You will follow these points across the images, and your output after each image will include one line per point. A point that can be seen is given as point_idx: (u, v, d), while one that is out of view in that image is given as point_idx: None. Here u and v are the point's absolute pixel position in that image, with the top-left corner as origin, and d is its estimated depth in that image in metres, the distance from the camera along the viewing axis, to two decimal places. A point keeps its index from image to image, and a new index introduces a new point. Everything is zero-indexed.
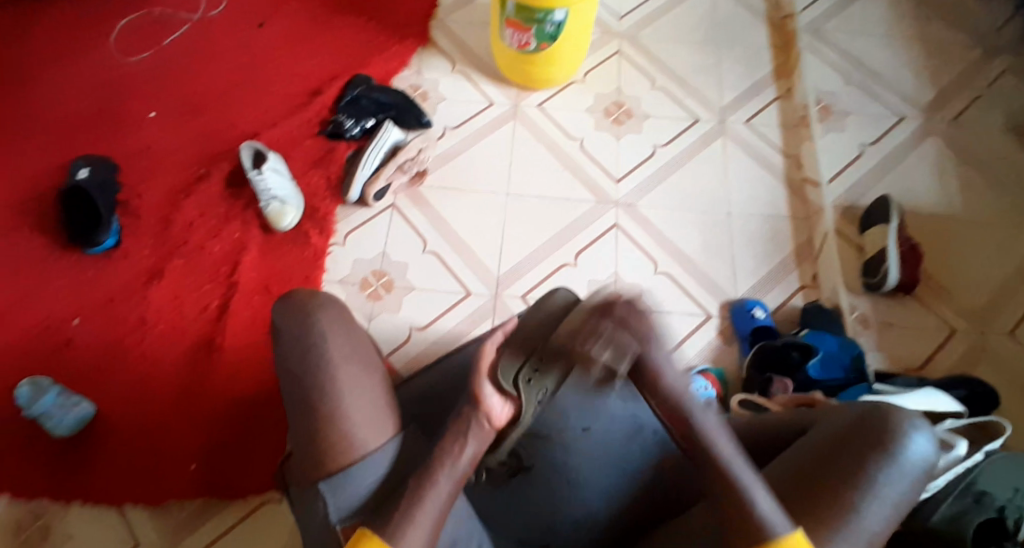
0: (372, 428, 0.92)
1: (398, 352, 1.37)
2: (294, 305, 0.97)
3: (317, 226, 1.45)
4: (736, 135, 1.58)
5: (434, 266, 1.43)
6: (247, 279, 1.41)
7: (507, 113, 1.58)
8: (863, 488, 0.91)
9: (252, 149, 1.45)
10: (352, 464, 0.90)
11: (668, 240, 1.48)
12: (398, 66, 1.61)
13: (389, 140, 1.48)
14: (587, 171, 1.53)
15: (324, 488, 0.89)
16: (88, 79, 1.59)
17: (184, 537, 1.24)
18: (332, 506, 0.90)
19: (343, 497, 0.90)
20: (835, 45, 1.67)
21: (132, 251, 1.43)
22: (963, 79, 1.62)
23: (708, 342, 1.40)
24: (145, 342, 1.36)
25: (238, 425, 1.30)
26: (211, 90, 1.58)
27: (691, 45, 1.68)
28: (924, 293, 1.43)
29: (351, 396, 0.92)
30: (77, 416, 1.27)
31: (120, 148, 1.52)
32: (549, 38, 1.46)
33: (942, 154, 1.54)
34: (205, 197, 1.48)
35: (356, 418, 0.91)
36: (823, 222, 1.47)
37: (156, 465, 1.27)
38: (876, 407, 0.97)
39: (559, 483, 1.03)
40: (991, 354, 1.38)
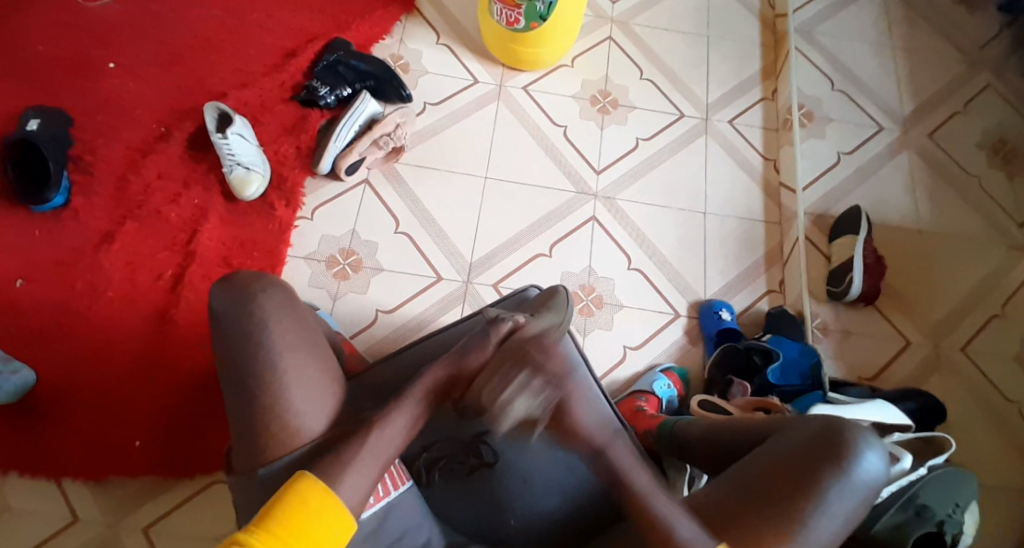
0: (313, 416, 0.94)
1: (363, 334, 1.34)
2: (237, 289, 0.93)
3: (284, 198, 1.39)
4: (719, 134, 1.56)
5: (404, 247, 1.39)
6: (207, 249, 1.34)
7: (491, 93, 1.52)
8: (815, 503, 0.92)
9: (216, 111, 1.36)
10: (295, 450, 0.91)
11: (644, 237, 1.47)
12: (380, 34, 1.54)
13: (365, 111, 1.41)
14: (569, 160, 1.50)
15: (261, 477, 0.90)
16: (40, 17, 1.47)
17: (124, 516, 1.21)
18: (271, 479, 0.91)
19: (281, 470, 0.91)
20: (824, 48, 1.66)
21: (82, 211, 1.35)
22: (943, 95, 1.63)
23: (674, 341, 1.41)
24: (94, 309, 1.29)
25: (190, 401, 1.26)
26: (177, 41, 1.48)
27: (683, 35, 1.65)
28: (884, 305, 1.46)
29: (296, 390, 0.92)
30: (16, 384, 1.19)
31: (74, 97, 1.42)
32: (539, 17, 1.41)
33: (916, 169, 1.56)
34: (165, 157, 1.39)
35: (300, 410, 0.92)
36: (796, 227, 1.49)
37: (101, 439, 1.23)
38: (831, 423, 0.98)
39: (521, 478, 1.07)
40: (943, 368, 1.41)
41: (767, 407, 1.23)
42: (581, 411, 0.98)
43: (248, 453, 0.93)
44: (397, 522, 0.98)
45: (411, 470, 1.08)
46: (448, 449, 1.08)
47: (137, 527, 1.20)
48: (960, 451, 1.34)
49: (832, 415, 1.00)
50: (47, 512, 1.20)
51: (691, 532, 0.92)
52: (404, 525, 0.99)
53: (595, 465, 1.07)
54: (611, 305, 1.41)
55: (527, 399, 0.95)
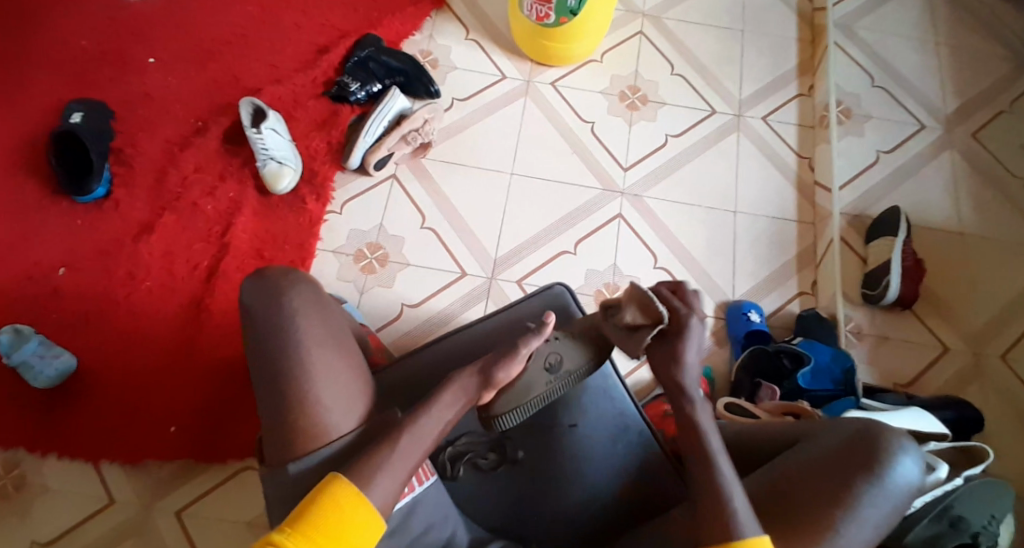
0: (342, 411, 0.94)
1: (388, 328, 1.35)
2: (266, 285, 0.96)
3: (314, 192, 1.42)
4: (753, 131, 1.53)
5: (430, 242, 1.41)
6: (239, 241, 1.38)
7: (520, 88, 1.52)
8: (847, 509, 0.90)
9: (251, 106, 1.39)
10: (324, 445, 0.92)
11: (671, 235, 1.45)
12: (411, 30, 1.55)
13: (394, 108, 1.42)
14: (596, 157, 1.49)
15: (291, 473, 0.91)
16: (87, 16, 1.53)
17: (158, 499, 1.25)
18: (299, 466, 0.92)
19: (307, 459, 0.92)
20: (864, 44, 1.61)
21: (123, 202, 1.40)
22: (990, 92, 1.57)
23: (700, 342, 1.39)
24: (131, 298, 1.34)
25: (221, 390, 1.30)
26: (214, 38, 1.52)
27: (717, 30, 1.62)
28: (922, 310, 1.41)
29: (322, 383, 0.93)
30: (57, 368, 1.25)
31: (117, 93, 1.47)
32: (570, 12, 1.41)
33: (959, 169, 1.50)
34: (202, 151, 1.43)
35: (327, 404, 0.93)
36: (831, 228, 1.44)
37: (136, 422, 1.27)
38: (866, 427, 0.95)
39: (546, 477, 1.06)
40: (982, 376, 1.36)
41: (795, 412, 1.19)
42: (686, 350, 0.96)
43: (270, 443, 0.95)
44: (421, 516, 0.97)
45: (436, 463, 1.07)
46: (472, 443, 1.08)
47: (170, 509, 1.24)
48: (998, 463, 1.29)
49: (868, 420, 0.97)
50: (84, 494, 1.25)
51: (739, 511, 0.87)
52: (426, 520, 0.98)
53: (622, 468, 1.06)
54: None
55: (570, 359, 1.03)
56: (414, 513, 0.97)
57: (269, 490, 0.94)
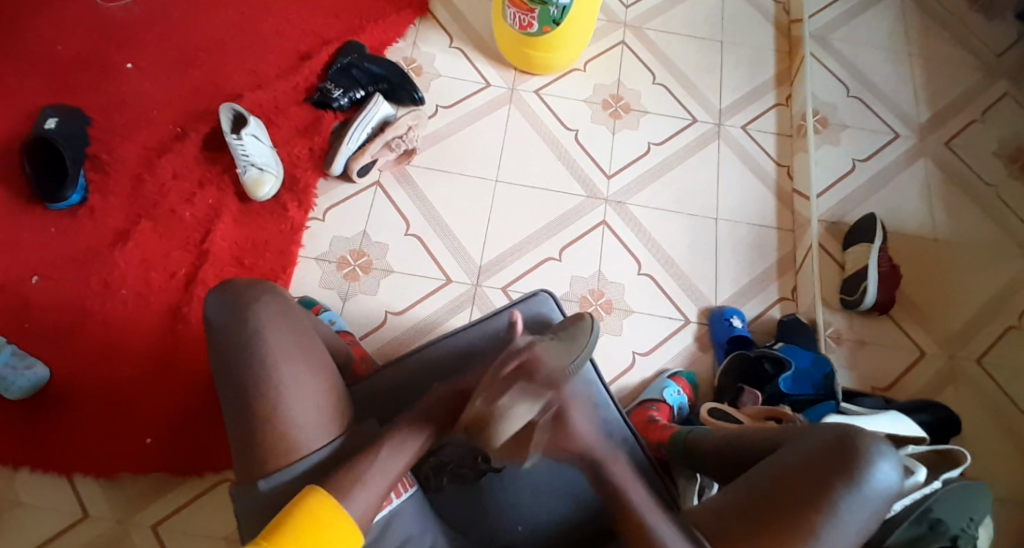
0: (313, 425, 0.94)
1: (373, 335, 1.34)
2: (231, 298, 0.95)
3: (296, 199, 1.40)
4: (732, 139, 1.55)
5: (414, 249, 1.40)
6: (219, 249, 1.35)
7: (503, 96, 1.53)
8: (822, 515, 0.92)
9: (231, 112, 1.38)
10: (297, 460, 0.93)
11: (655, 242, 1.46)
12: (394, 37, 1.55)
13: (378, 114, 1.41)
14: (580, 164, 1.49)
15: (262, 489, 0.91)
16: (61, 20, 1.50)
17: (135, 512, 1.22)
18: (271, 482, 0.92)
19: (280, 475, 0.92)
20: (839, 55, 1.65)
21: (98, 209, 1.36)
22: (960, 103, 1.61)
23: (684, 347, 1.40)
24: (107, 307, 1.31)
25: (199, 399, 1.27)
26: (193, 43, 1.50)
27: (696, 40, 1.64)
28: (898, 314, 1.44)
29: (292, 397, 0.92)
30: (29, 380, 1.21)
31: (92, 98, 1.44)
32: (552, 22, 1.41)
33: (932, 177, 1.54)
34: (180, 157, 1.41)
35: (298, 418, 0.93)
36: (809, 235, 1.47)
37: (112, 434, 1.24)
38: (845, 434, 0.96)
39: (528, 484, 1.09)
40: (957, 379, 1.39)
41: (778, 416, 1.21)
42: None
43: (245, 457, 0.94)
44: (402, 525, 0.98)
45: (419, 474, 1.09)
46: (455, 454, 1.08)
47: (147, 524, 1.21)
48: (975, 463, 1.32)
49: (848, 425, 0.98)
50: (58, 508, 1.21)
51: None
52: (407, 529, 0.98)
53: None
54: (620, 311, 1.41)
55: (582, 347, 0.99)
56: (395, 522, 0.97)
57: (247, 505, 0.93)
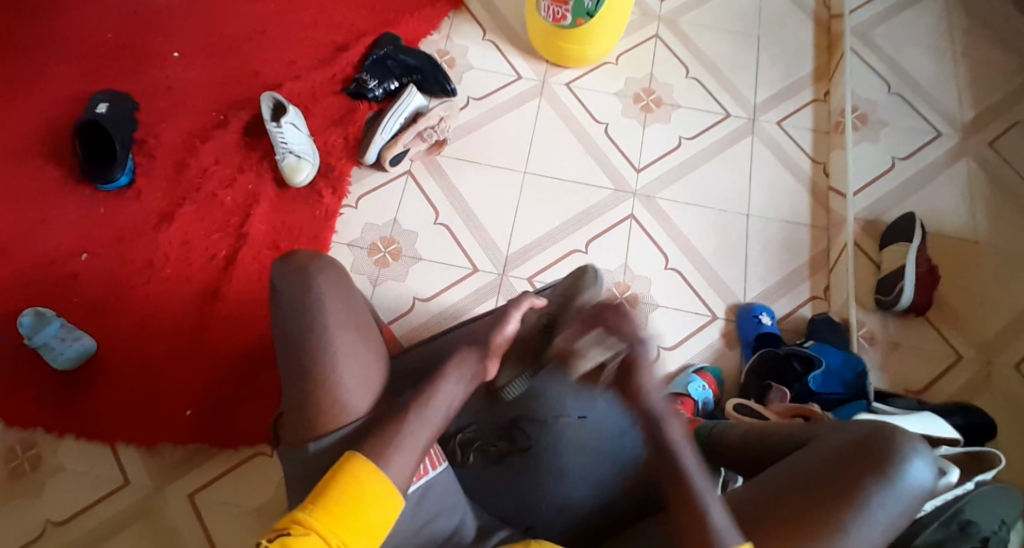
0: (361, 392, 0.97)
1: (399, 321, 1.37)
2: (296, 267, 1.01)
3: (330, 186, 1.44)
4: (767, 136, 1.54)
5: (443, 238, 1.42)
6: (257, 232, 1.40)
7: (534, 89, 1.54)
8: (858, 509, 0.89)
9: (271, 100, 1.42)
10: (341, 425, 0.95)
11: (683, 236, 1.45)
12: (429, 30, 1.58)
13: (411, 104, 1.45)
14: (609, 158, 1.50)
15: (310, 451, 0.94)
16: (113, 11, 1.57)
17: (171, 481, 1.27)
18: (314, 441, 0.94)
19: (324, 439, 0.94)
20: (881, 52, 1.62)
21: (145, 191, 1.43)
22: (1006, 102, 1.56)
23: (710, 343, 1.39)
24: (150, 284, 1.37)
25: (234, 376, 1.32)
26: (236, 35, 1.56)
27: (731, 35, 1.63)
28: (936, 316, 1.40)
29: (344, 363, 0.96)
30: (77, 350, 1.28)
31: (142, 86, 1.51)
32: (586, 14, 1.43)
33: (975, 177, 1.50)
34: (222, 143, 1.47)
35: (345, 383, 0.96)
36: (844, 233, 1.44)
37: (157, 406, 1.30)
38: (878, 430, 0.95)
39: (554, 467, 1.07)
40: (995, 385, 1.35)
41: (805, 414, 1.18)
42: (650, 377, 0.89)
43: (292, 424, 0.98)
44: (431, 502, 0.97)
45: (446, 449, 1.10)
46: (481, 431, 1.11)
47: (181, 494, 1.26)
48: (1010, 472, 1.27)
49: (881, 422, 0.97)
50: (97, 475, 1.27)
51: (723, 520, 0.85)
52: (436, 506, 0.98)
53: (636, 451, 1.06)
54: (646, 305, 1.40)
55: (595, 352, 0.90)
56: (426, 498, 0.97)
57: (291, 471, 0.97)
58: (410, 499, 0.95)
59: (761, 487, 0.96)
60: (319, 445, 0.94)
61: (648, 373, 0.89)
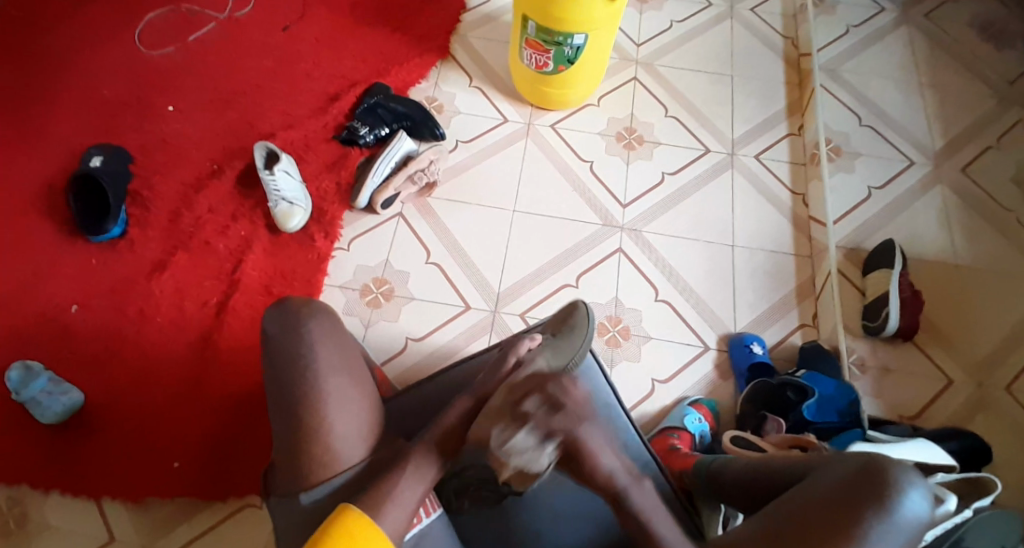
0: (353, 440, 0.99)
1: (393, 361, 1.37)
2: (286, 312, 1.01)
3: (323, 230, 1.46)
4: (747, 170, 1.58)
5: (435, 277, 1.44)
6: (250, 279, 1.41)
7: (521, 131, 1.59)
8: (853, 546, 0.90)
9: (265, 149, 1.45)
10: (333, 476, 0.97)
11: (671, 268, 1.48)
12: (417, 78, 1.63)
13: (401, 149, 1.48)
14: (596, 195, 1.53)
15: (303, 503, 0.96)
16: (109, 68, 1.61)
17: (159, 538, 1.25)
18: (307, 493, 0.96)
19: (317, 490, 0.96)
20: (850, 87, 1.68)
21: (138, 241, 1.44)
22: (974, 131, 1.62)
23: (704, 373, 1.40)
24: (143, 334, 1.37)
25: (225, 425, 1.30)
26: (230, 88, 1.60)
27: (707, 75, 1.70)
28: (923, 340, 1.42)
29: (336, 412, 0.97)
30: (64, 404, 1.27)
31: (136, 140, 1.54)
32: (567, 61, 1.48)
33: (950, 203, 1.54)
34: (216, 192, 1.49)
35: (338, 432, 0.97)
36: (828, 260, 1.47)
37: (146, 458, 1.28)
38: (873, 465, 0.95)
39: (555, 506, 1.08)
40: (987, 406, 1.36)
41: (803, 444, 1.18)
42: (595, 461, 0.92)
43: (285, 473, 0.99)
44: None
45: (441, 496, 1.09)
46: (477, 474, 1.08)
47: None
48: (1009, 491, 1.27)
49: (874, 454, 0.96)
50: (86, 531, 1.25)
51: None
52: None
53: None
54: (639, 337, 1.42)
55: (522, 437, 0.91)
56: (423, 543, 0.98)
57: (281, 519, 0.98)
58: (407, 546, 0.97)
59: (756, 526, 0.96)
60: (314, 499, 0.96)
61: (591, 461, 0.91)
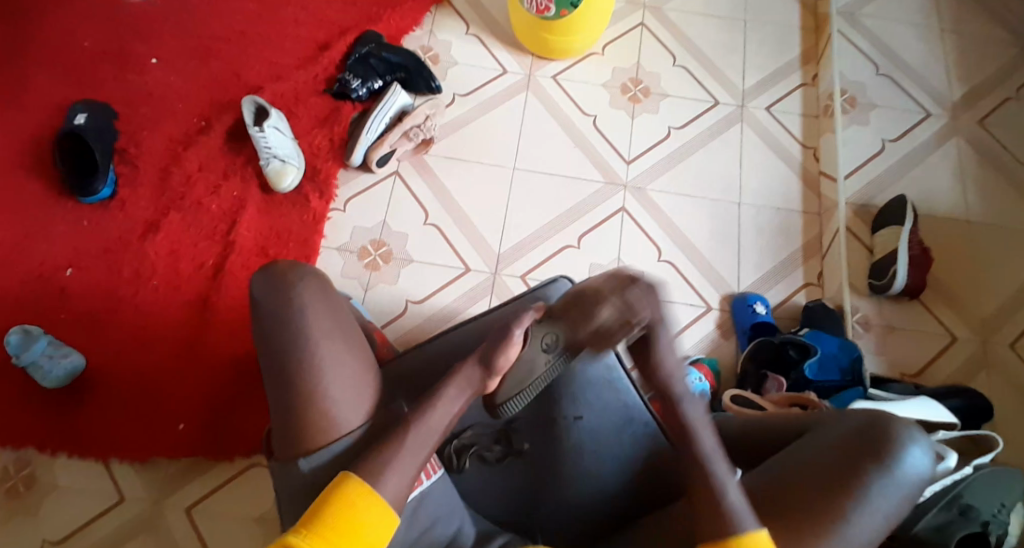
0: (351, 403, 0.97)
1: (392, 324, 1.35)
2: (275, 277, 0.98)
3: (318, 189, 1.42)
4: (756, 121, 1.53)
5: (433, 238, 1.41)
6: (244, 239, 1.39)
7: (521, 82, 1.52)
8: (858, 499, 0.89)
9: (254, 104, 1.40)
10: (332, 441, 0.96)
11: (675, 227, 1.44)
12: (411, 25, 1.56)
13: (396, 103, 1.43)
14: (599, 150, 1.48)
15: (303, 468, 0.95)
16: (88, 17, 1.54)
17: (167, 497, 1.26)
18: (306, 456, 0.95)
19: (317, 455, 0.95)
20: (869, 31, 1.60)
21: (128, 201, 1.41)
22: (996, 79, 1.55)
23: (706, 334, 1.38)
24: (138, 296, 1.35)
25: (227, 386, 1.31)
26: (215, 38, 1.53)
27: (718, 19, 1.61)
28: (930, 299, 1.40)
29: (332, 375, 0.96)
30: (65, 368, 1.26)
31: (120, 93, 1.48)
32: (570, 4, 1.40)
33: (966, 156, 1.49)
34: (205, 149, 1.44)
35: (336, 396, 0.96)
36: (836, 218, 1.43)
37: (150, 418, 1.28)
38: (873, 419, 0.95)
39: (555, 466, 1.07)
40: (991, 365, 1.35)
41: (802, 402, 1.18)
42: (665, 352, 0.97)
43: (284, 443, 0.98)
44: (429, 510, 0.98)
45: (443, 458, 1.08)
46: (477, 436, 1.09)
47: (180, 506, 1.25)
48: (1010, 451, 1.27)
49: (876, 409, 0.97)
50: (95, 491, 1.26)
51: (739, 500, 0.87)
52: (434, 514, 0.98)
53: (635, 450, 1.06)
54: None
55: (612, 309, 0.99)
56: (423, 506, 0.97)
57: (282, 492, 0.98)
58: (409, 507, 0.96)
59: (759, 480, 0.96)
60: (312, 462, 0.95)
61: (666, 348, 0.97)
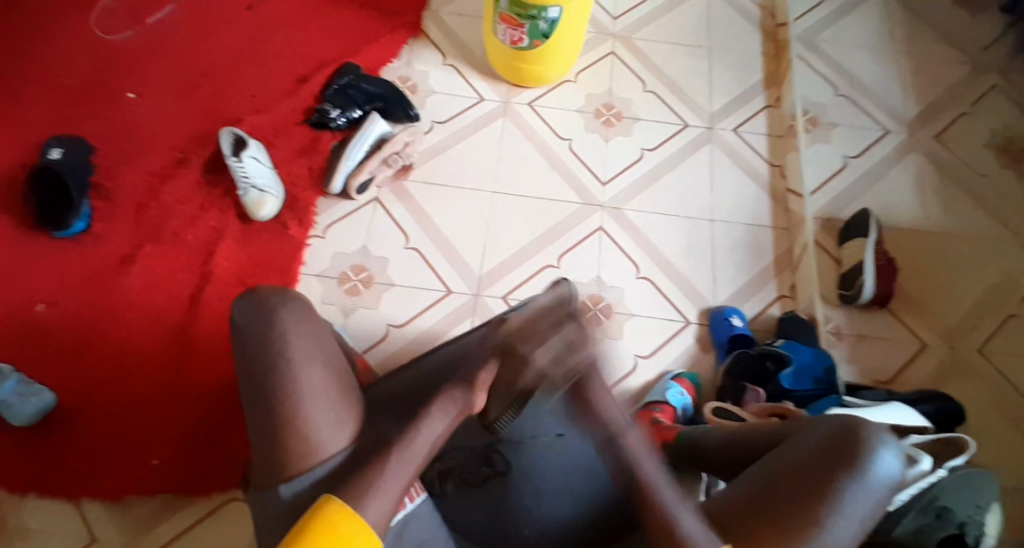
0: (333, 427, 0.95)
1: (375, 349, 1.35)
2: (256, 303, 0.97)
3: (296, 217, 1.43)
4: (724, 142, 1.58)
5: (414, 262, 1.42)
6: (223, 270, 1.38)
7: (498, 109, 1.56)
8: (829, 503, 0.89)
9: (231, 135, 1.41)
10: (316, 465, 0.94)
11: (651, 245, 1.48)
12: (389, 57, 1.59)
13: (374, 131, 1.45)
14: (576, 174, 1.52)
15: (284, 495, 0.93)
16: (63, 53, 1.54)
17: (142, 536, 1.22)
18: (286, 486, 0.94)
19: (296, 483, 0.94)
20: (827, 55, 1.68)
21: (104, 235, 1.39)
22: (948, 98, 1.64)
23: (686, 348, 1.41)
24: (114, 330, 1.33)
25: (202, 421, 1.28)
26: (192, 71, 1.54)
27: (684, 47, 1.68)
28: (898, 307, 1.45)
29: (312, 399, 0.94)
30: (37, 405, 1.23)
31: (95, 127, 1.47)
32: (542, 35, 1.44)
33: (924, 170, 1.56)
34: (182, 181, 1.44)
35: (318, 420, 0.94)
36: (805, 232, 1.48)
37: (123, 455, 1.25)
38: (846, 424, 0.95)
39: (537, 485, 1.08)
40: (960, 370, 1.39)
41: (781, 412, 1.20)
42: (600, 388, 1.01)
43: (266, 467, 0.96)
44: (413, 535, 0.96)
45: (425, 480, 1.10)
46: (460, 459, 1.10)
47: (156, 545, 1.22)
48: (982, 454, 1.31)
49: (849, 415, 0.96)
50: (68, 532, 1.22)
51: (692, 527, 0.91)
52: (418, 538, 0.97)
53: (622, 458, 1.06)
54: (621, 314, 1.42)
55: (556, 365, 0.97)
56: (407, 532, 0.96)
57: (265, 517, 0.95)
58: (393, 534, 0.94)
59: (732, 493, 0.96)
60: (293, 491, 0.94)
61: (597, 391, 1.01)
